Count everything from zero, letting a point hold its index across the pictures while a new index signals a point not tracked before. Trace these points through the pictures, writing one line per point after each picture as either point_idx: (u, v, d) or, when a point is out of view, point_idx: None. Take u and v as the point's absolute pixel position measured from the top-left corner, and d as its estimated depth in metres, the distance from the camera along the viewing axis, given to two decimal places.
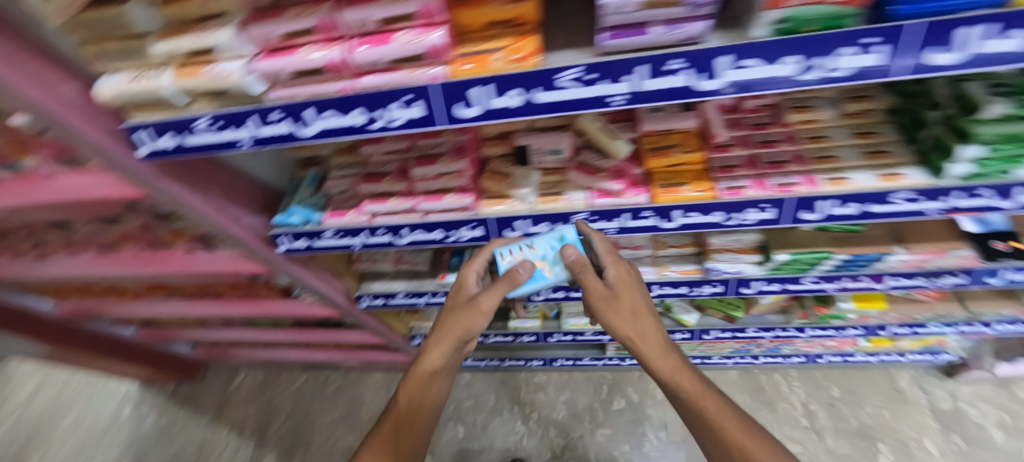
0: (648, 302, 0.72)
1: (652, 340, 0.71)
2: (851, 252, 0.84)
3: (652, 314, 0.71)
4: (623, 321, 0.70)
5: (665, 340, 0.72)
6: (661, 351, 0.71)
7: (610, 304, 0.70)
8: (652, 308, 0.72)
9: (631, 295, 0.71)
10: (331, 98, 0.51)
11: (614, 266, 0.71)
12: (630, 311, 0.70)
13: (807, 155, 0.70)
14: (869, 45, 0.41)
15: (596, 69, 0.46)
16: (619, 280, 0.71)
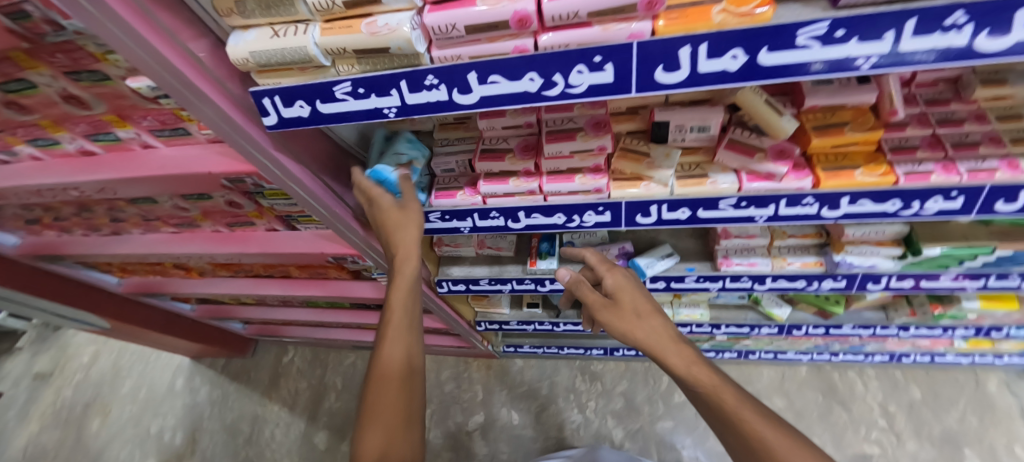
0: (653, 302, 0.73)
1: (658, 334, 0.68)
2: (1014, 248, 0.75)
3: (656, 312, 0.71)
4: (627, 320, 0.72)
5: (675, 335, 0.68)
6: (671, 343, 0.66)
7: (615, 310, 0.73)
8: (657, 307, 0.72)
9: (633, 297, 0.73)
10: (504, 59, 0.44)
11: (614, 275, 0.77)
12: (633, 310, 0.72)
13: (1003, 137, 0.61)
14: None
15: (845, 24, 0.38)
16: (617, 283, 0.75)
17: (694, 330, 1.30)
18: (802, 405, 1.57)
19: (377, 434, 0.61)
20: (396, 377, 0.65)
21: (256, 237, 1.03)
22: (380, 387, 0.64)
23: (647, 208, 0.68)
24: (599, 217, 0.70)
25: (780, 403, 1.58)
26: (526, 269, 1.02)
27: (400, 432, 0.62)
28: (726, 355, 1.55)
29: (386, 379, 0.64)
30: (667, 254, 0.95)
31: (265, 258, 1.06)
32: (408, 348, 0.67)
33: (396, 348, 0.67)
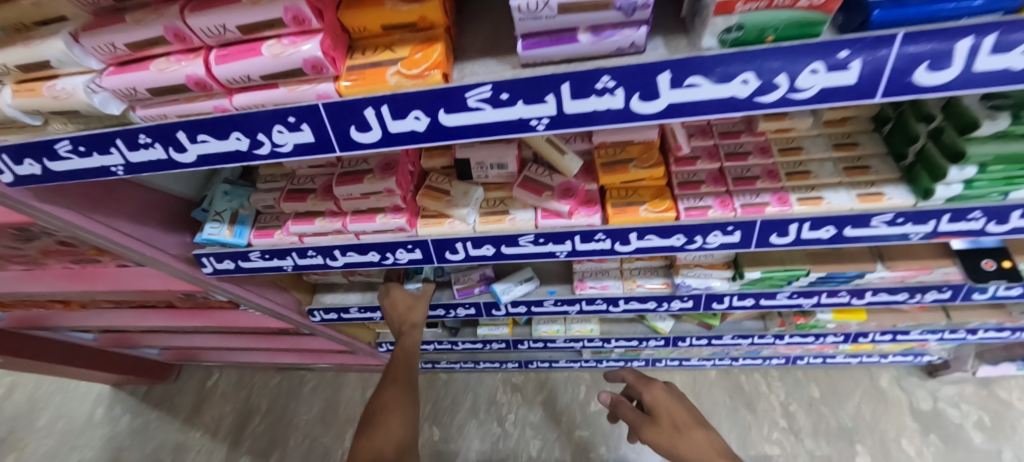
0: (695, 414, 0.71)
1: (705, 447, 0.65)
2: (828, 269, 0.78)
3: (699, 424, 0.69)
4: (668, 436, 0.69)
5: (726, 449, 0.65)
6: (718, 458, 0.63)
7: (663, 428, 0.70)
8: (699, 420, 0.70)
9: (677, 412, 0.71)
10: (203, 120, 0.43)
11: (654, 383, 0.77)
12: (676, 418, 0.70)
13: (779, 171, 0.62)
14: (840, 60, 0.33)
15: (510, 88, 0.38)
16: (656, 396, 0.75)
17: (587, 344, 1.31)
18: (710, 406, 1.60)
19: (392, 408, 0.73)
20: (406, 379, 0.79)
21: (105, 275, 0.98)
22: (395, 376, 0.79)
23: (453, 245, 0.67)
24: (412, 254, 0.70)
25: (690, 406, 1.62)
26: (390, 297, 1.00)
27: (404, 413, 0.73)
28: (634, 363, 1.59)
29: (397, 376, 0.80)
30: (526, 278, 0.95)
31: (121, 295, 1.01)
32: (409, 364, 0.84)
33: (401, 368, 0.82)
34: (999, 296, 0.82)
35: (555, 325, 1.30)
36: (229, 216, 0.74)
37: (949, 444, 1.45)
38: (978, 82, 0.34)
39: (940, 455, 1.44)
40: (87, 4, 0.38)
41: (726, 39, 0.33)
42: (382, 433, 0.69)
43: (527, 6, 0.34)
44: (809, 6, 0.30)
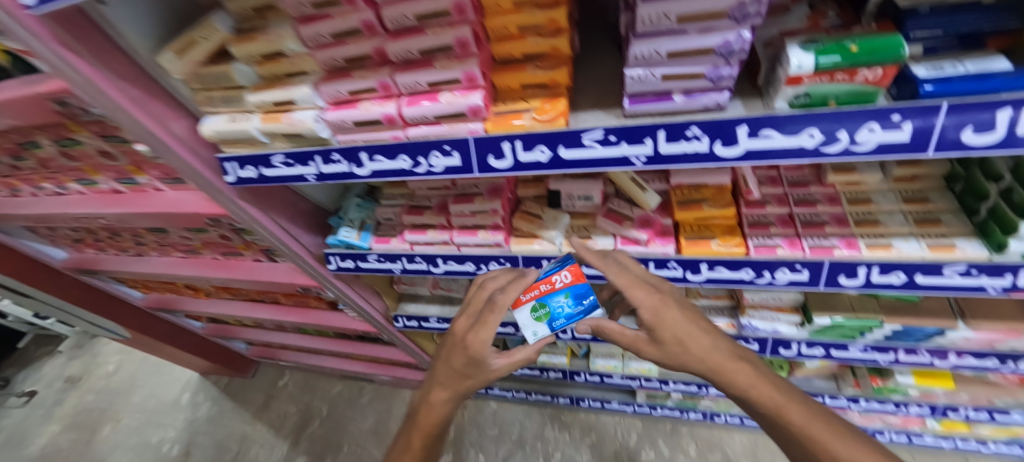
0: (701, 318, 0.61)
1: (712, 351, 0.57)
2: (902, 322, 0.79)
3: (703, 329, 0.59)
4: (674, 351, 0.58)
5: (730, 349, 0.58)
6: (730, 362, 0.57)
7: (675, 350, 0.58)
8: (698, 318, 0.60)
9: (685, 322, 0.59)
10: (383, 144, 0.59)
11: (643, 289, 0.61)
12: (692, 339, 0.58)
13: (849, 219, 0.68)
14: (894, 122, 0.42)
15: (616, 132, 0.50)
16: (660, 307, 0.60)
17: (644, 384, 1.34)
18: None
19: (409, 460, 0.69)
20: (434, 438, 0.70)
21: (241, 266, 1.19)
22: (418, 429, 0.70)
23: (540, 263, 0.78)
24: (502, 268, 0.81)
25: None
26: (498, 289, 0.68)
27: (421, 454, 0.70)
28: (691, 415, 1.60)
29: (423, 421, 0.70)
30: None
31: (248, 285, 1.22)
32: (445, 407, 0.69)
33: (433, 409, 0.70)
34: None
35: (613, 361, 1.34)
36: (358, 223, 0.91)
37: None
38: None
39: None
40: (326, 64, 0.57)
41: (797, 102, 0.44)
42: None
43: (636, 75, 0.47)
44: (865, 80, 0.41)
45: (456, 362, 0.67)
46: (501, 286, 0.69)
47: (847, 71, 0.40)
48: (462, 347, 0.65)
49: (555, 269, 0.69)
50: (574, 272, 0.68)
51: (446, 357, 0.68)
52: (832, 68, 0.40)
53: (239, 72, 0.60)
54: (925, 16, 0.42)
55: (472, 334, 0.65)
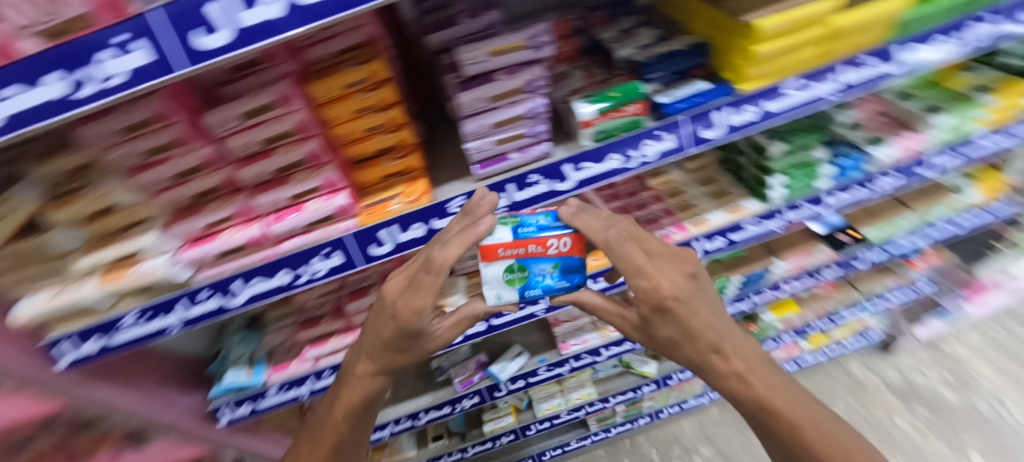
0: (714, 308, 0.56)
1: (711, 354, 0.55)
2: (742, 272, 0.99)
3: (709, 327, 0.55)
4: (670, 342, 0.57)
5: (733, 346, 0.56)
6: (733, 366, 0.55)
7: (669, 343, 0.57)
8: (711, 313, 0.55)
9: (690, 317, 0.54)
10: (255, 267, 0.58)
11: (648, 278, 0.53)
12: (696, 338, 0.55)
13: (673, 208, 0.86)
14: (660, 135, 0.58)
15: (476, 194, 0.58)
16: (665, 305, 0.53)
17: (590, 411, 1.37)
18: (727, 446, 1.65)
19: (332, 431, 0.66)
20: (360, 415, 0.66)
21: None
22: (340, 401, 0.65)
23: None
24: None
25: (708, 452, 1.66)
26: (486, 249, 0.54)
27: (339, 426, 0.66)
28: (642, 422, 1.65)
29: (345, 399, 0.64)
30: (517, 352, 1.09)
31: None
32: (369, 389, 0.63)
33: (355, 389, 0.63)
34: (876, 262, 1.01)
35: (555, 400, 1.36)
36: (247, 363, 0.81)
37: (934, 411, 1.51)
38: (740, 129, 0.60)
39: (931, 422, 1.49)
40: (171, 205, 0.55)
41: (598, 136, 0.57)
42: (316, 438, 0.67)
43: (474, 145, 0.56)
44: (632, 113, 0.57)
45: (385, 335, 0.58)
46: (444, 241, 0.51)
47: (617, 110, 0.56)
48: (390, 319, 0.57)
49: (554, 230, 0.55)
50: (573, 242, 0.56)
51: (372, 331, 0.60)
52: (608, 109, 0.55)
53: (58, 239, 0.53)
54: (653, 65, 0.61)
55: (403, 299, 0.55)
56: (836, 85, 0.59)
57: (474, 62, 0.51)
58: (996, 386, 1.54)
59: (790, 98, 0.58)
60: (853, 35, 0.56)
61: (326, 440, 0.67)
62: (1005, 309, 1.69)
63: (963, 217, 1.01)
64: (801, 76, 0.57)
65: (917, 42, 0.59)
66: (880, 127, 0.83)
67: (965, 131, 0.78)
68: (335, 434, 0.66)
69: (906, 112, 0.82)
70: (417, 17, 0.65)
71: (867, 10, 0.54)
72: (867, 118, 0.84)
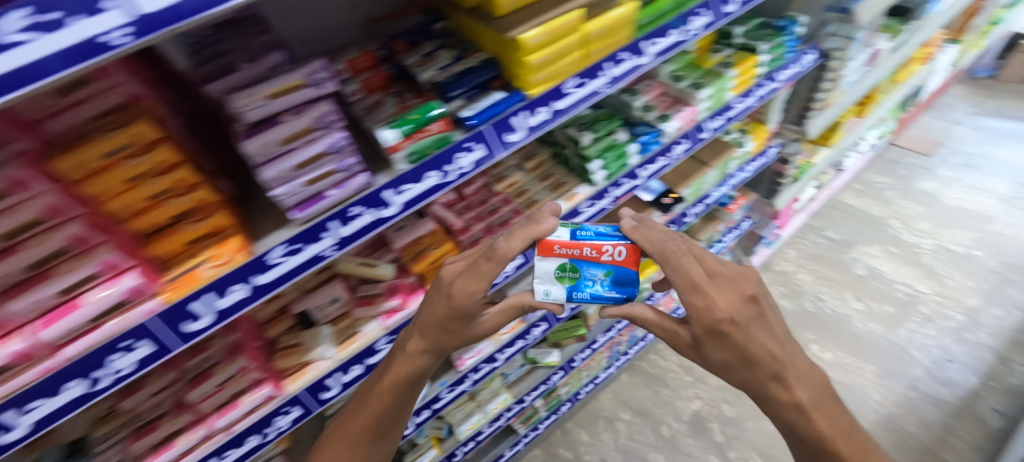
0: (773, 338, 0.59)
1: (774, 385, 0.59)
2: None
3: (772, 358, 0.58)
4: (723, 365, 0.61)
5: (801, 379, 0.59)
6: (796, 401, 0.59)
7: (723, 367, 0.61)
8: (770, 342, 0.58)
9: (747, 344, 0.58)
10: (31, 387, 0.47)
11: (702, 298, 0.58)
12: (754, 365, 0.58)
13: (520, 207, 0.92)
14: (470, 146, 0.63)
15: (296, 239, 0.57)
16: (723, 332, 0.58)
17: (509, 415, 1.41)
18: (641, 404, 1.81)
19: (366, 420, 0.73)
20: (400, 395, 0.73)
21: None
22: (381, 385, 0.72)
23: (326, 383, 0.77)
24: (291, 414, 0.76)
25: (627, 415, 1.79)
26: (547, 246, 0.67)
27: (372, 416, 0.73)
28: (565, 408, 1.71)
29: (386, 385, 0.72)
30: None
31: None
32: (411, 369, 0.71)
33: (399, 368, 0.72)
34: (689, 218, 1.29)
35: (474, 418, 1.32)
36: None
37: None
38: (538, 129, 0.68)
39: None
40: None
41: (413, 159, 0.60)
42: (351, 424, 0.73)
43: (282, 191, 0.53)
44: (438, 130, 0.59)
45: (438, 314, 0.68)
46: (507, 235, 0.62)
47: (421, 130, 0.58)
48: (445, 297, 0.67)
49: (611, 238, 0.68)
50: (628, 252, 0.67)
51: (427, 310, 0.70)
52: (411, 131, 0.57)
53: None
54: (451, 83, 0.65)
55: (459, 282, 0.65)
56: (606, 80, 0.70)
57: (252, 108, 0.48)
58: (814, 288, 1.93)
59: (572, 96, 0.68)
60: (605, 37, 0.65)
61: (369, 409, 0.72)
62: (805, 226, 2.14)
63: (747, 165, 1.34)
64: (576, 76, 0.66)
65: (658, 37, 0.72)
66: (667, 105, 0.99)
67: (723, 100, 1.00)
68: (378, 404, 0.72)
69: (680, 91, 0.98)
70: (193, 68, 0.61)
71: (607, 16, 0.63)
72: (655, 100, 1.00)
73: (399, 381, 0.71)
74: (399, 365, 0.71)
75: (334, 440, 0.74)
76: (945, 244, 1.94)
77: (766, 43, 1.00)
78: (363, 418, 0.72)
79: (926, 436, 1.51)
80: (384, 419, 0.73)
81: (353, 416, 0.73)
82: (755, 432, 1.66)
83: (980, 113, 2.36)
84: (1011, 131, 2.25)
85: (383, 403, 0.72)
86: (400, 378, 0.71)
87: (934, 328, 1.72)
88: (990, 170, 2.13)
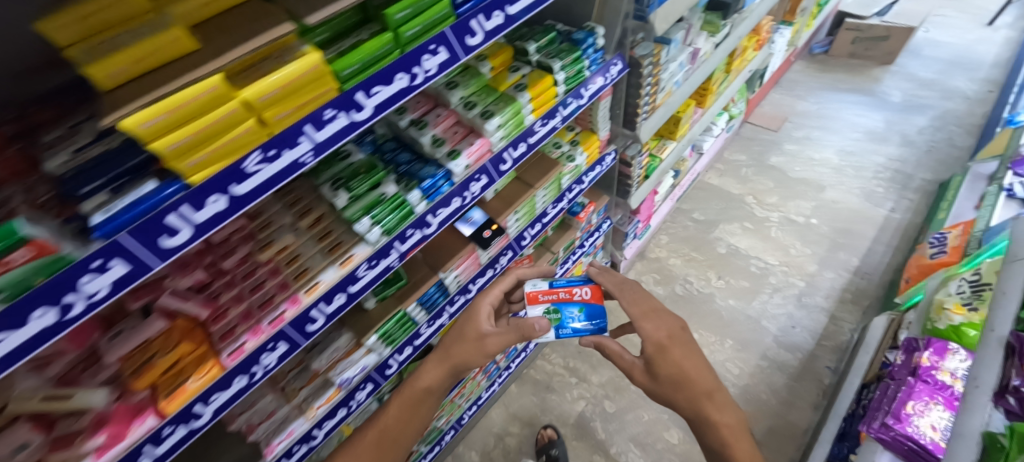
0: (702, 364, 0.90)
1: (703, 401, 0.87)
2: (415, 298, 0.98)
3: (703, 377, 0.88)
4: (668, 384, 0.89)
5: (723, 402, 0.88)
6: (721, 416, 0.86)
7: (670, 383, 0.88)
8: (699, 370, 0.89)
9: (682, 361, 0.89)
10: None
11: (649, 324, 0.94)
12: (688, 379, 0.88)
13: (288, 280, 0.78)
14: (102, 264, 0.46)
15: None
16: (665, 348, 0.91)
17: None
18: (529, 414, 1.78)
19: (386, 427, 0.94)
20: (413, 410, 0.96)
21: None
22: (404, 399, 0.96)
23: None
24: None
25: (516, 427, 1.75)
26: (535, 294, 1.08)
27: (392, 424, 0.94)
28: (448, 437, 1.61)
29: (410, 397, 0.96)
30: None
31: None
32: (430, 385, 0.96)
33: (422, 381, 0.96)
34: (530, 239, 1.22)
35: None
36: None
37: None
38: (220, 221, 0.54)
39: None
40: None
41: (0, 296, 0.40)
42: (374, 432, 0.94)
43: None
44: (29, 257, 0.41)
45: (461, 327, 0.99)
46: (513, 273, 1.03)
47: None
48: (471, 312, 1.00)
49: (577, 285, 1.11)
50: (589, 292, 1.09)
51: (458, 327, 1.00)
52: None
53: None
54: (74, 178, 0.49)
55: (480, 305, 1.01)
56: (311, 146, 0.57)
57: None
58: (683, 271, 2.01)
59: (263, 173, 0.54)
60: (286, 100, 0.52)
61: (391, 417, 0.95)
62: (675, 210, 2.21)
63: (585, 177, 1.28)
64: (260, 149, 0.53)
65: (378, 85, 0.59)
66: (459, 138, 0.88)
67: (522, 125, 0.92)
68: (398, 413, 0.95)
69: (471, 121, 0.88)
70: None
71: (273, 76, 0.50)
72: (446, 132, 0.89)
73: (420, 394, 0.96)
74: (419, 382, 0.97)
75: (359, 443, 0.93)
76: (789, 216, 2.10)
77: (560, 60, 0.93)
78: (385, 427, 0.94)
79: (775, 400, 1.64)
80: (400, 429, 0.94)
81: (378, 425, 0.95)
82: (636, 424, 1.70)
83: (817, 88, 2.58)
84: (841, 103, 2.48)
85: (403, 415, 0.95)
86: (420, 393, 0.96)
87: (781, 296, 1.86)
88: (825, 141, 2.34)
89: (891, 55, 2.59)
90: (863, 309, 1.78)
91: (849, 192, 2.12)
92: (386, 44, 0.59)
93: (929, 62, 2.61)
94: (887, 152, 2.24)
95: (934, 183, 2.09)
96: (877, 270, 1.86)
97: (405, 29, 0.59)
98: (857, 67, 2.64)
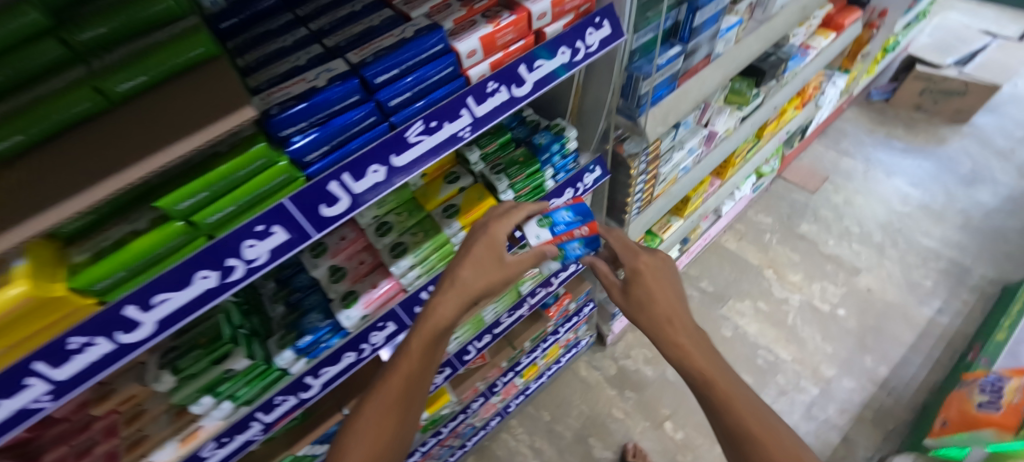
0: (678, 292, 0.67)
1: (664, 321, 0.63)
2: (310, 440, 0.80)
3: (674, 298, 0.65)
4: (634, 305, 0.66)
5: (693, 327, 0.63)
6: (689, 341, 0.61)
7: (635, 304, 0.66)
8: (667, 289, 0.66)
9: (651, 284, 0.67)
10: None
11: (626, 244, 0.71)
12: (651, 305, 0.65)
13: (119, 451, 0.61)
14: None
15: None
16: (639, 268, 0.68)
17: None
18: None
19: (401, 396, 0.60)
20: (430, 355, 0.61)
21: None
22: (413, 350, 0.60)
23: None
24: None
25: None
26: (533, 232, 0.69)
27: (412, 391, 0.60)
28: None
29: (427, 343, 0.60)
30: None
31: None
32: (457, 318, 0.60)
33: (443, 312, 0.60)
34: (476, 351, 1.04)
35: None
36: None
37: (638, 391, 1.70)
38: None
39: (637, 405, 1.68)
40: None
41: None
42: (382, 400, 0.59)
43: None
44: None
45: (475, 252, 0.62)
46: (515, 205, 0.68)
47: None
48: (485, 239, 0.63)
49: (579, 222, 0.74)
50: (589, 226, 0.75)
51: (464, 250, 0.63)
52: None
53: None
54: None
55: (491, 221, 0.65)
56: (48, 386, 0.39)
57: None
58: None
59: None
60: None
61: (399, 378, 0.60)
62: (680, 274, 1.91)
63: (554, 278, 1.06)
64: None
65: (163, 293, 0.41)
66: (363, 272, 0.69)
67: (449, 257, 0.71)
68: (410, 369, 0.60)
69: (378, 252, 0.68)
70: None
71: None
72: (349, 261, 0.70)
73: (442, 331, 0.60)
74: (431, 322, 0.60)
75: (367, 413, 0.59)
76: (812, 300, 1.80)
77: (506, 177, 0.72)
78: (400, 392, 0.60)
79: None
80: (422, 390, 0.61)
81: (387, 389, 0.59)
82: None
83: (868, 143, 2.22)
84: (894, 165, 2.13)
85: (423, 365, 0.61)
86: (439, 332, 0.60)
87: (788, 401, 1.59)
88: (869, 210, 2.01)
89: (964, 113, 2.20)
90: (887, 433, 1.49)
91: (887, 279, 1.81)
92: (174, 237, 0.40)
93: (1009, 126, 2.21)
94: (942, 233, 1.90)
95: (995, 282, 1.76)
96: (909, 388, 1.57)
97: (203, 215, 0.40)
98: (920, 122, 2.26)
